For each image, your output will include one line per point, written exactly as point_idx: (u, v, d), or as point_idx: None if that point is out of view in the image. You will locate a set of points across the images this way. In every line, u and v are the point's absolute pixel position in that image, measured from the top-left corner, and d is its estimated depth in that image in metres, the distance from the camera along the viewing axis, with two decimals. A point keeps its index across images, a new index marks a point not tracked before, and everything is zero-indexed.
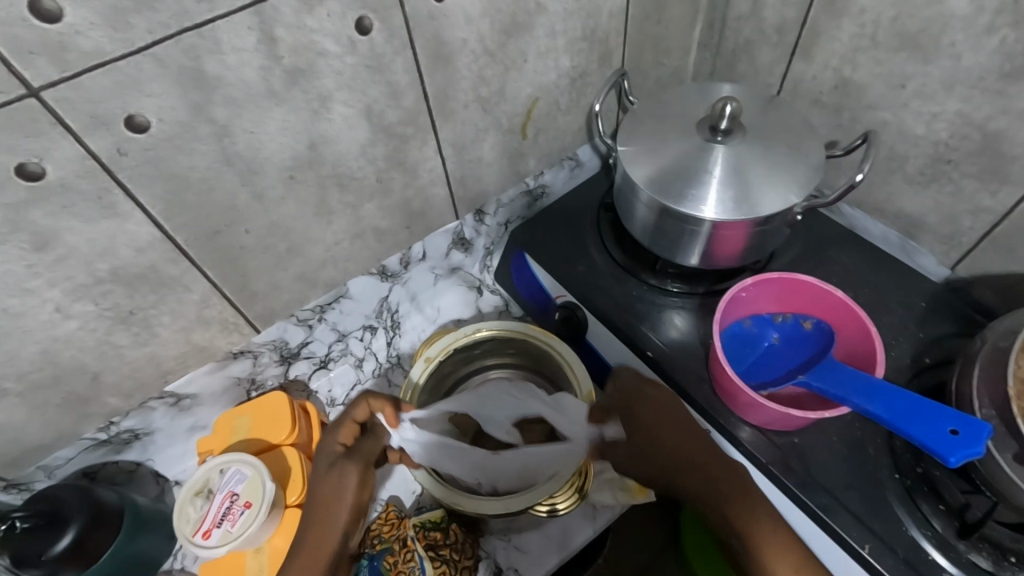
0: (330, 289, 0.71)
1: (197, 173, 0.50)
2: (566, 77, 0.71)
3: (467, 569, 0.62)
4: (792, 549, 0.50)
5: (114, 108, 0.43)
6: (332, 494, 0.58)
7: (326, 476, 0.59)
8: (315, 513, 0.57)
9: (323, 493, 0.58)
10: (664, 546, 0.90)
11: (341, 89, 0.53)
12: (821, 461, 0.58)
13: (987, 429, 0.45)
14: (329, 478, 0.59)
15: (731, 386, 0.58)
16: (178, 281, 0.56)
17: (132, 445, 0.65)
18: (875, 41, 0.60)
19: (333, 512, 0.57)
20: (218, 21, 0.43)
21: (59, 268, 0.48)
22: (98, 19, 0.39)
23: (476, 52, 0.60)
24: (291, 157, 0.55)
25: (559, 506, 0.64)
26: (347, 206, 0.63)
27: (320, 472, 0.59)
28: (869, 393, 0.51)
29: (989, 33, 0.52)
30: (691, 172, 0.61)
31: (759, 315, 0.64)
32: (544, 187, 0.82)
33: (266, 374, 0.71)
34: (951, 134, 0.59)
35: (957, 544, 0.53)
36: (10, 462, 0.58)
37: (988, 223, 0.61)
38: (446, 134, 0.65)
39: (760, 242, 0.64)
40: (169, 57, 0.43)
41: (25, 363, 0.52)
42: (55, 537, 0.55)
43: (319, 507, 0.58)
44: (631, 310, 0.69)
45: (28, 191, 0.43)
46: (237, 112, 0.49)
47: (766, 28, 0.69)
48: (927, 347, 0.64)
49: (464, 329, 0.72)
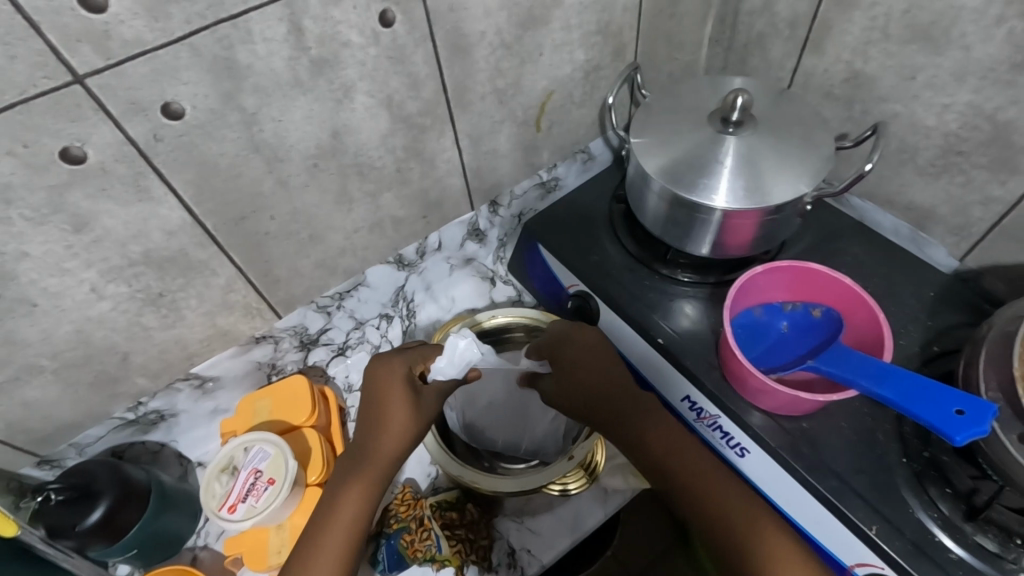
0: (348, 277, 0.73)
1: (225, 160, 0.52)
2: (580, 71, 0.73)
3: (482, 549, 0.64)
4: (789, 544, 0.50)
5: (152, 96, 0.45)
6: (397, 412, 0.59)
7: (391, 390, 0.60)
8: (378, 420, 0.59)
9: (385, 404, 0.59)
10: (668, 547, 0.93)
11: (363, 80, 0.55)
12: (830, 445, 0.59)
13: (994, 409, 0.45)
14: (398, 393, 0.59)
15: (740, 370, 0.59)
16: (205, 265, 0.58)
17: (157, 426, 0.68)
18: (886, 34, 0.61)
19: (393, 424, 0.58)
20: (250, 12, 0.45)
21: (95, 249, 0.50)
22: (139, 9, 0.41)
23: (494, 44, 0.62)
24: (314, 146, 0.57)
25: (570, 486, 0.66)
26: (367, 195, 0.65)
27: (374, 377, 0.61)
28: (877, 377, 0.52)
29: (998, 24, 0.53)
30: (703, 161, 0.63)
31: (767, 303, 0.65)
32: (557, 180, 0.83)
33: (286, 359, 0.73)
34: (961, 124, 0.60)
35: (963, 526, 0.53)
36: (40, 440, 0.60)
37: (997, 214, 0.62)
38: (463, 125, 0.67)
39: (771, 231, 0.65)
40: (204, 46, 0.45)
41: (61, 342, 0.54)
42: (88, 510, 0.58)
43: (383, 420, 0.58)
44: (643, 299, 0.71)
45: (70, 173, 0.45)
46: (265, 101, 0.51)
47: (778, 22, 0.70)
48: (937, 336, 0.65)
49: (467, 320, 0.75)
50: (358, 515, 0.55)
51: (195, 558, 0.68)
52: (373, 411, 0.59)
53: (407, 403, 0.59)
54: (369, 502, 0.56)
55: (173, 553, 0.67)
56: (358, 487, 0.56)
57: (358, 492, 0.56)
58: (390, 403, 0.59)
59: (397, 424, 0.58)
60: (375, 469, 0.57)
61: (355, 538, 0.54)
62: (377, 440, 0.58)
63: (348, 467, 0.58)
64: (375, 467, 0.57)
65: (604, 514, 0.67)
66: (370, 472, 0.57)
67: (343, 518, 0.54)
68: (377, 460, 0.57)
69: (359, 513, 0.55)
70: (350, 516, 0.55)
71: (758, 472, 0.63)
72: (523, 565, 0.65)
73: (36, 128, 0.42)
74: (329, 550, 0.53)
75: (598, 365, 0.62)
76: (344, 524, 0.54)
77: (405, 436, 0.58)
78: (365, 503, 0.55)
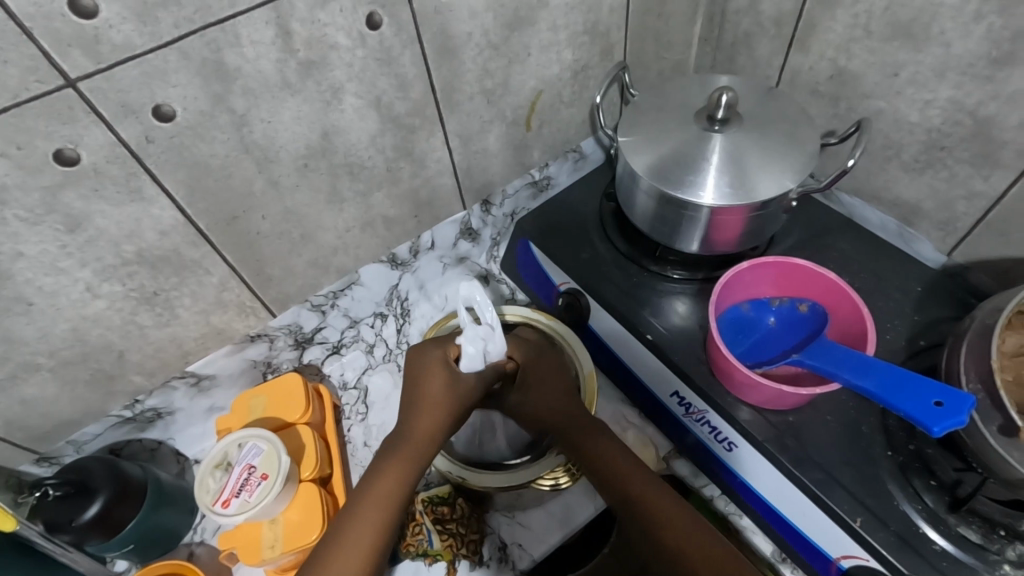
0: (342, 275, 0.74)
1: (216, 161, 0.53)
2: (569, 71, 0.74)
3: (473, 543, 0.64)
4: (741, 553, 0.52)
5: (142, 98, 0.46)
6: (433, 400, 0.60)
7: (431, 382, 0.61)
8: (417, 411, 0.60)
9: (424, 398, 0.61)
10: None
11: (352, 81, 0.56)
12: (815, 438, 0.60)
13: (971, 399, 0.46)
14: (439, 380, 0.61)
15: (727, 365, 0.60)
16: (198, 264, 0.59)
17: (154, 424, 0.69)
18: (869, 31, 0.62)
19: (430, 414, 0.60)
20: (237, 17, 0.46)
21: (89, 249, 0.52)
22: (129, 13, 0.42)
23: (481, 45, 0.63)
24: (304, 146, 0.58)
25: (561, 481, 0.66)
26: (358, 194, 0.66)
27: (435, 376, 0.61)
28: (858, 368, 0.52)
29: (976, 21, 0.53)
30: (687, 160, 0.64)
31: (755, 299, 0.66)
32: (549, 179, 0.84)
33: (281, 357, 0.74)
34: (943, 120, 0.61)
35: (946, 518, 0.54)
36: (40, 436, 0.62)
37: (982, 208, 0.62)
38: (452, 126, 0.68)
39: (758, 227, 0.66)
40: (192, 49, 0.46)
41: (57, 340, 0.55)
42: (84, 505, 0.59)
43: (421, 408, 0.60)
44: (633, 296, 0.72)
45: (63, 175, 0.46)
46: (254, 103, 0.52)
47: (764, 21, 0.71)
48: (923, 330, 0.65)
49: None
50: (388, 514, 0.54)
51: (191, 554, 0.68)
52: (413, 400, 0.61)
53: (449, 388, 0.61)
54: (395, 500, 0.55)
55: (169, 549, 0.67)
56: (387, 481, 0.56)
57: (388, 483, 0.56)
58: (430, 393, 0.61)
59: (436, 415, 0.60)
60: (406, 461, 0.57)
61: (381, 539, 0.53)
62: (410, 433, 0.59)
63: (378, 462, 0.58)
64: (403, 462, 0.57)
65: (595, 509, 0.67)
66: (399, 465, 0.57)
67: (369, 516, 0.54)
68: (408, 454, 0.58)
69: (388, 507, 0.54)
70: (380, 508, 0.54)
71: (746, 466, 0.63)
72: (514, 560, 0.66)
73: (30, 130, 0.43)
74: (351, 549, 0.52)
75: (556, 384, 0.65)
76: (369, 523, 0.53)
77: (437, 428, 0.60)
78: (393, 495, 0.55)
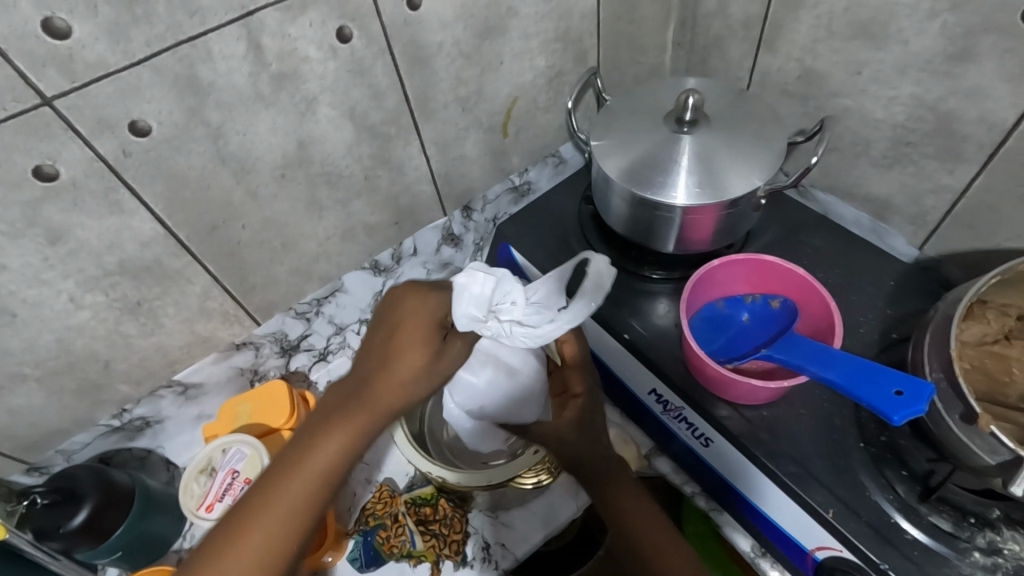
0: (325, 283, 0.75)
1: (194, 173, 0.55)
2: (543, 77, 0.75)
3: (455, 544, 0.65)
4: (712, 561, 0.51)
5: (118, 114, 0.48)
6: (409, 357, 0.50)
7: (411, 335, 0.50)
8: (382, 367, 0.50)
9: (399, 348, 0.50)
10: None
11: (325, 93, 0.58)
12: (791, 432, 0.61)
13: (930, 387, 0.47)
14: (416, 335, 0.50)
15: (700, 364, 0.61)
16: (181, 274, 0.61)
17: (143, 432, 0.70)
18: (831, 31, 0.63)
19: (398, 376, 0.49)
20: (208, 33, 0.48)
21: (72, 261, 0.53)
22: (101, 33, 0.44)
23: (452, 55, 0.64)
24: (281, 157, 0.59)
25: (542, 478, 0.67)
26: (338, 203, 0.68)
27: (420, 338, 0.50)
28: (825, 362, 0.53)
29: (931, 18, 0.55)
30: (658, 161, 0.65)
31: (729, 296, 0.67)
32: (529, 184, 0.85)
33: (267, 365, 0.75)
34: (907, 116, 0.62)
35: (918, 507, 0.54)
36: (30, 445, 0.63)
37: (949, 202, 0.63)
38: (428, 133, 0.69)
39: (730, 225, 0.67)
40: (165, 66, 0.48)
41: (43, 350, 0.57)
42: (72, 512, 0.59)
43: (393, 361, 0.50)
44: (613, 298, 0.72)
45: (42, 190, 0.48)
46: (229, 116, 0.53)
47: (733, 24, 0.73)
48: (897, 323, 0.65)
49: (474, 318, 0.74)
50: (321, 487, 0.46)
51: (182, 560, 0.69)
52: (385, 344, 0.51)
53: (424, 353, 0.50)
54: (335, 467, 0.47)
55: (159, 555, 0.68)
56: (330, 441, 0.47)
57: (333, 444, 0.47)
58: (406, 351, 0.50)
59: (402, 383, 0.50)
60: (358, 423, 0.48)
61: (308, 507, 0.46)
62: (370, 382, 0.50)
63: (320, 421, 0.49)
64: (355, 421, 0.48)
65: (575, 509, 0.68)
66: (350, 424, 0.48)
67: (298, 484, 0.46)
68: (363, 417, 0.48)
69: (323, 476, 0.46)
70: (313, 473, 0.46)
71: (720, 460, 0.64)
72: (497, 560, 0.66)
73: (8, 147, 0.45)
74: (256, 539, 0.44)
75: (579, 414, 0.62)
76: (283, 509, 0.45)
77: (405, 392, 0.50)
78: (338, 458, 0.47)
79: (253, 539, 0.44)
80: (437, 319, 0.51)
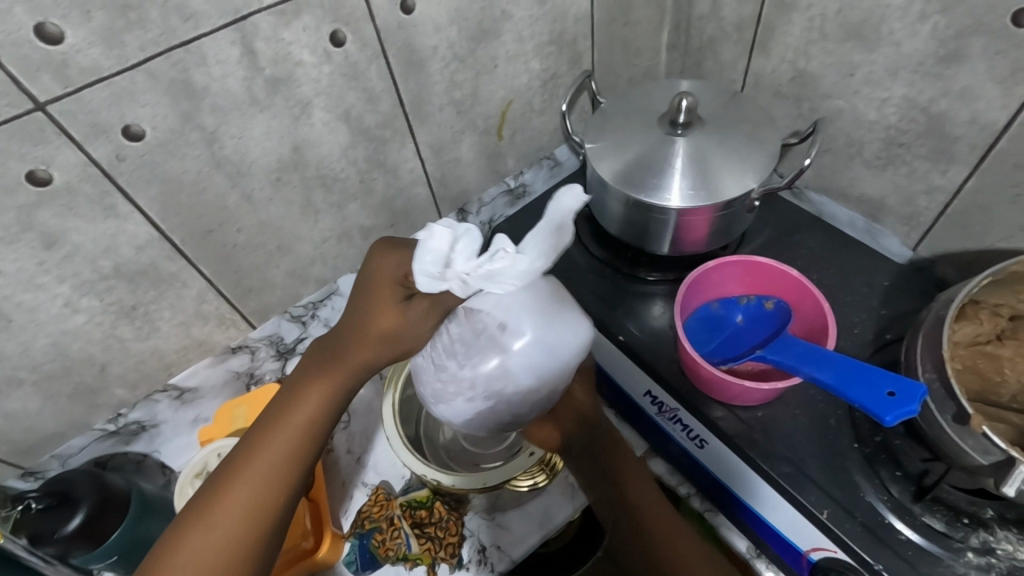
0: (320, 286, 0.75)
1: (189, 177, 0.55)
2: (538, 80, 0.75)
3: (452, 546, 0.65)
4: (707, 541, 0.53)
5: (111, 119, 0.48)
6: (384, 318, 0.50)
7: (386, 295, 0.49)
8: (358, 328, 0.50)
9: (375, 307, 0.50)
10: None
11: (320, 96, 0.58)
12: (784, 433, 0.61)
13: (922, 388, 0.47)
14: (388, 296, 0.49)
15: (694, 365, 0.61)
16: (176, 277, 0.61)
17: (139, 437, 0.69)
18: (824, 34, 0.63)
19: (374, 334, 0.50)
20: (201, 38, 0.48)
21: (67, 265, 0.53)
22: (96, 38, 0.44)
23: (447, 58, 0.65)
24: (276, 160, 0.60)
25: (539, 480, 0.67)
26: (333, 206, 0.68)
27: (391, 300, 0.50)
28: (819, 363, 0.53)
29: (921, 20, 0.55)
30: (652, 163, 0.65)
31: (724, 297, 0.67)
32: (525, 186, 0.85)
33: (263, 368, 0.74)
34: (899, 117, 0.62)
35: (912, 507, 0.55)
36: (26, 450, 0.63)
37: (941, 203, 0.64)
38: (423, 136, 0.70)
39: (725, 226, 0.67)
40: (159, 70, 0.48)
41: (38, 354, 0.57)
42: (68, 516, 0.59)
43: (369, 321, 0.50)
44: (608, 300, 0.73)
45: (36, 195, 0.48)
46: (224, 120, 0.54)
47: (726, 26, 0.73)
48: (891, 323, 0.65)
49: None
50: (302, 443, 0.47)
51: None
52: (358, 303, 0.50)
53: (398, 316, 0.50)
54: (316, 422, 0.48)
55: None
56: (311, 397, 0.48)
57: (314, 400, 0.48)
58: (380, 314, 0.50)
59: (377, 343, 0.50)
60: (336, 380, 0.49)
61: (293, 463, 0.46)
62: (348, 342, 0.50)
63: (295, 384, 0.50)
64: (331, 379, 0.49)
65: (572, 510, 0.68)
66: (328, 381, 0.49)
67: (281, 441, 0.46)
68: (341, 374, 0.49)
69: (305, 430, 0.47)
70: (296, 429, 0.47)
71: (714, 462, 0.64)
72: (493, 562, 0.66)
73: (2, 151, 0.45)
74: (239, 499, 0.44)
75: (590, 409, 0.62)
76: (268, 463, 0.45)
77: (379, 349, 0.51)
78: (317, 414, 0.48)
79: (239, 499, 0.44)
80: (397, 280, 0.49)
